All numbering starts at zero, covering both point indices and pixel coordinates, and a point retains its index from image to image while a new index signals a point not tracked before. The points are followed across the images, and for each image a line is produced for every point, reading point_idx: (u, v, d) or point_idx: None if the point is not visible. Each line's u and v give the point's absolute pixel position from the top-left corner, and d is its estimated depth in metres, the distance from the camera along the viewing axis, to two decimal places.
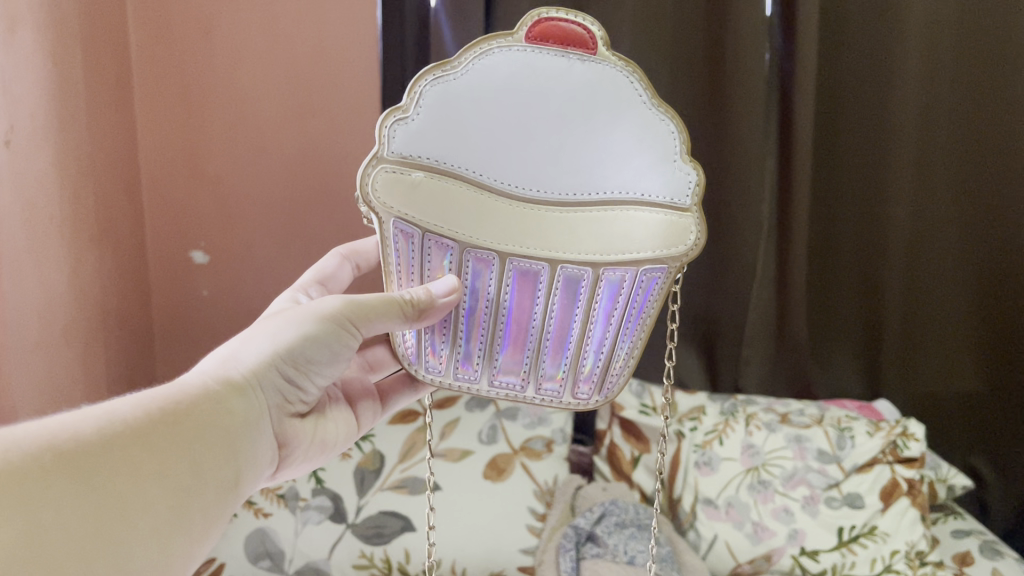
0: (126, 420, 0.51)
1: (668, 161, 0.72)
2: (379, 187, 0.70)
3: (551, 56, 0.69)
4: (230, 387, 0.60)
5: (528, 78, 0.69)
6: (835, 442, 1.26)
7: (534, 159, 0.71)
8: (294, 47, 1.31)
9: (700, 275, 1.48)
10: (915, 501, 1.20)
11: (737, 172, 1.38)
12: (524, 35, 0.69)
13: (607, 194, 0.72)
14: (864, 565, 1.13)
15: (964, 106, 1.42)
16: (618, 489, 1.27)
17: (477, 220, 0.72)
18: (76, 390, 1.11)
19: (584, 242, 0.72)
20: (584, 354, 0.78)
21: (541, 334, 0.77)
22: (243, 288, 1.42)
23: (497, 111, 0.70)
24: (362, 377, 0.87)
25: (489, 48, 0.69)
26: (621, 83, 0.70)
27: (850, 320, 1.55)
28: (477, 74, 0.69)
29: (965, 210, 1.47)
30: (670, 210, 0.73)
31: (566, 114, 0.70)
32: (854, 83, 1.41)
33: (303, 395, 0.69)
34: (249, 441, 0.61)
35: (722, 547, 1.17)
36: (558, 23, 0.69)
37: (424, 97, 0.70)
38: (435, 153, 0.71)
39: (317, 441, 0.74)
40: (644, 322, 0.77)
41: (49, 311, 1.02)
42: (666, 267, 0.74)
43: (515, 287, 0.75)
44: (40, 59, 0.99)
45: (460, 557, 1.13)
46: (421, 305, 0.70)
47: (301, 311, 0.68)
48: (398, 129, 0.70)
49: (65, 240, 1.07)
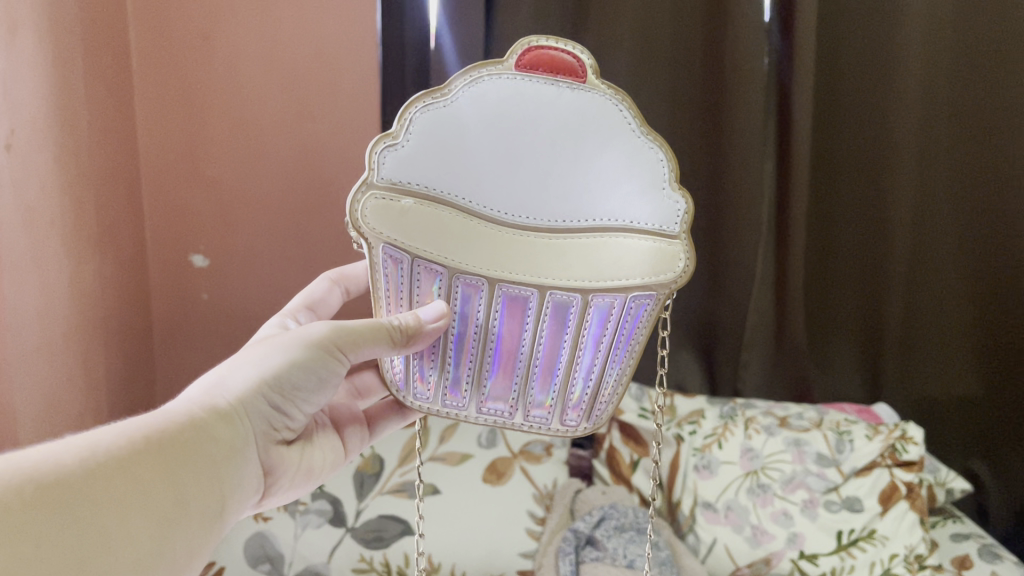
0: (109, 448, 0.51)
1: (656, 188, 0.72)
2: (369, 214, 0.70)
3: (541, 85, 0.69)
4: (216, 414, 0.61)
5: (517, 108, 0.69)
6: (834, 445, 1.25)
7: (523, 187, 0.71)
8: (295, 51, 1.31)
9: (700, 279, 1.49)
10: (915, 504, 1.19)
11: (736, 175, 1.38)
12: (515, 64, 0.69)
13: (597, 221, 0.73)
14: (864, 568, 1.13)
15: (964, 108, 1.42)
16: (619, 492, 1.27)
17: (467, 246, 0.72)
18: (76, 392, 1.11)
19: (573, 268, 0.73)
20: (572, 381, 0.78)
21: (529, 362, 0.77)
22: (243, 291, 1.43)
23: (487, 139, 0.70)
24: (350, 403, 0.87)
25: (479, 75, 0.69)
26: (611, 111, 0.70)
27: (850, 324, 1.55)
28: (467, 101, 0.69)
29: (964, 213, 1.48)
30: (659, 237, 0.73)
31: (555, 143, 0.70)
32: (852, 92, 1.42)
33: (290, 421, 0.69)
34: (233, 469, 0.61)
35: (722, 551, 1.17)
36: (548, 52, 0.69)
37: (414, 124, 0.70)
38: (425, 180, 0.71)
39: (303, 467, 0.74)
40: (632, 350, 0.77)
41: (50, 313, 1.02)
42: (655, 293, 0.74)
43: (504, 314, 0.75)
44: (41, 62, 0.99)
45: (460, 561, 1.13)
46: (409, 331, 0.70)
47: (288, 338, 0.68)
48: (387, 155, 0.70)
49: (66, 243, 1.07)
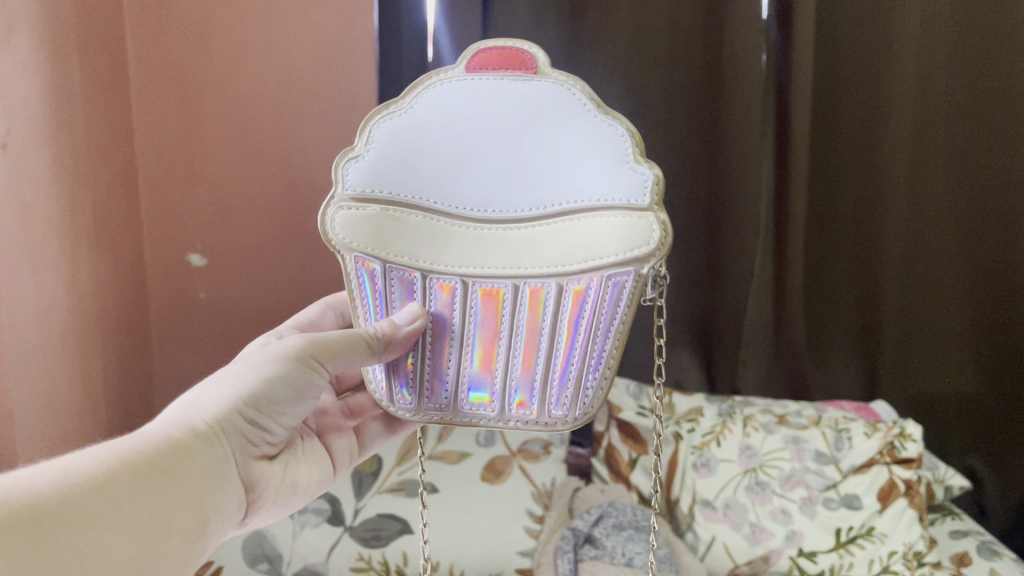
0: (84, 472, 0.51)
1: (621, 163, 0.70)
2: (337, 223, 0.72)
3: (492, 81, 0.71)
4: (192, 435, 0.60)
5: (470, 104, 0.71)
6: (833, 443, 1.25)
7: (486, 182, 0.71)
8: (292, 50, 1.31)
9: (697, 278, 1.48)
10: (913, 502, 1.19)
11: (733, 172, 1.38)
12: (465, 66, 0.72)
13: (564, 203, 0.70)
14: (862, 565, 1.13)
15: (961, 106, 1.42)
16: (615, 492, 1.27)
17: (438, 247, 0.72)
18: (74, 392, 1.11)
19: (544, 255, 0.71)
20: (554, 368, 0.73)
21: (508, 352, 0.74)
22: (241, 290, 1.42)
23: (445, 136, 0.71)
24: (339, 417, 0.85)
25: (433, 82, 0.72)
26: (564, 98, 0.71)
27: (849, 322, 1.55)
28: (423, 105, 0.72)
29: (963, 210, 1.48)
30: (630, 211, 0.70)
31: (511, 132, 0.71)
32: (848, 91, 1.42)
33: (270, 438, 0.69)
34: (212, 488, 0.61)
35: (720, 549, 1.17)
36: (497, 51, 0.72)
37: (374, 134, 0.72)
38: (389, 185, 0.72)
39: (287, 482, 0.73)
40: (614, 332, 0.72)
41: (47, 312, 1.02)
42: (632, 270, 0.70)
43: (479, 306, 0.73)
44: (38, 61, 0.99)
45: (458, 560, 1.13)
46: (387, 337, 0.70)
47: (263, 355, 0.68)
48: (351, 166, 0.72)
49: (63, 241, 1.07)
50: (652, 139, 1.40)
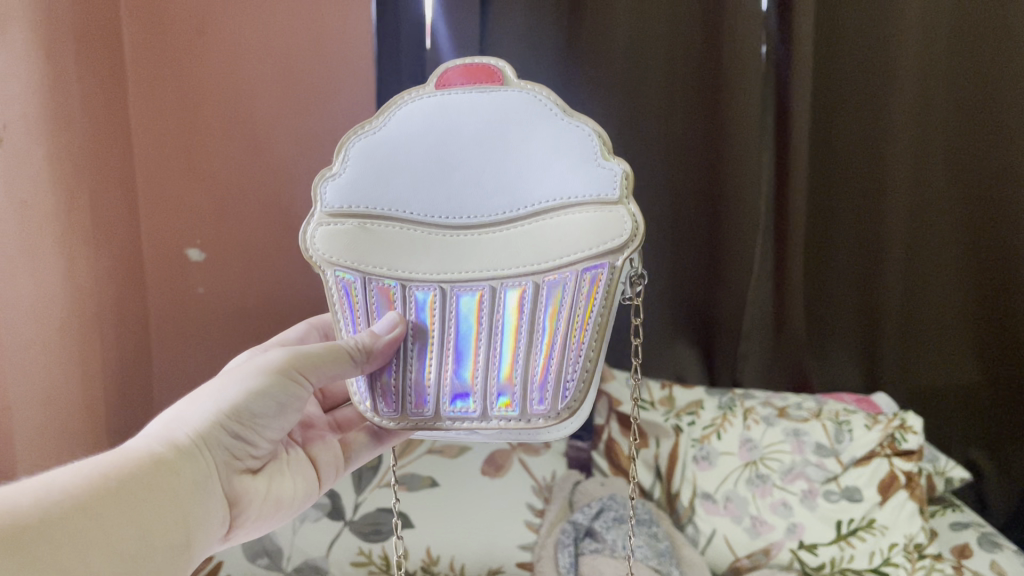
0: (66, 489, 0.51)
1: (590, 160, 0.71)
2: (317, 241, 0.74)
3: (459, 94, 0.74)
4: (176, 450, 0.60)
5: (440, 116, 0.74)
6: (833, 436, 1.25)
7: (459, 189, 0.72)
8: (289, 44, 1.30)
9: (696, 270, 1.48)
10: (913, 494, 1.18)
11: (732, 165, 1.38)
12: (433, 86, 0.75)
13: (539, 204, 0.71)
14: (863, 557, 1.13)
15: (961, 97, 1.41)
16: (616, 483, 1.26)
17: (415, 255, 0.72)
18: (71, 389, 1.10)
19: (520, 256, 0.71)
20: (535, 365, 0.71)
21: (488, 351, 0.72)
22: (239, 285, 1.42)
23: (418, 148, 0.73)
24: (324, 430, 0.85)
25: (404, 101, 0.76)
26: (529, 104, 0.73)
27: (849, 315, 1.54)
28: (395, 123, 0.75)
29: (962, 203, 1.47)
30: (601, 205, 0.70)
31: (481, 139, 0.72)
32: (847, 82, 1.42)
33: (254, 451, 0.69)
34: (197, 502, 0.60)
35: (721, 542, 1.16)
36: (463, 70, 0.75)
37: (350, 154, 0.75)
38: (366, 201, 0.74)
39: (270, 498, 0.72)
40: (593, 326, 0.70)
41: (44, 308, 1.02)
42: (608, 262, 0.69)
43: (459, 307, 0.72)
44: (34, 56, 0.99)
45: (459, 555, 1.11)
46: (367, 349, 0.70)
47: (245, 369, 0.68)
48: (329, 187, 0.75)
49: (60, 237, 1.06)
50: (650, 132, 1.40)
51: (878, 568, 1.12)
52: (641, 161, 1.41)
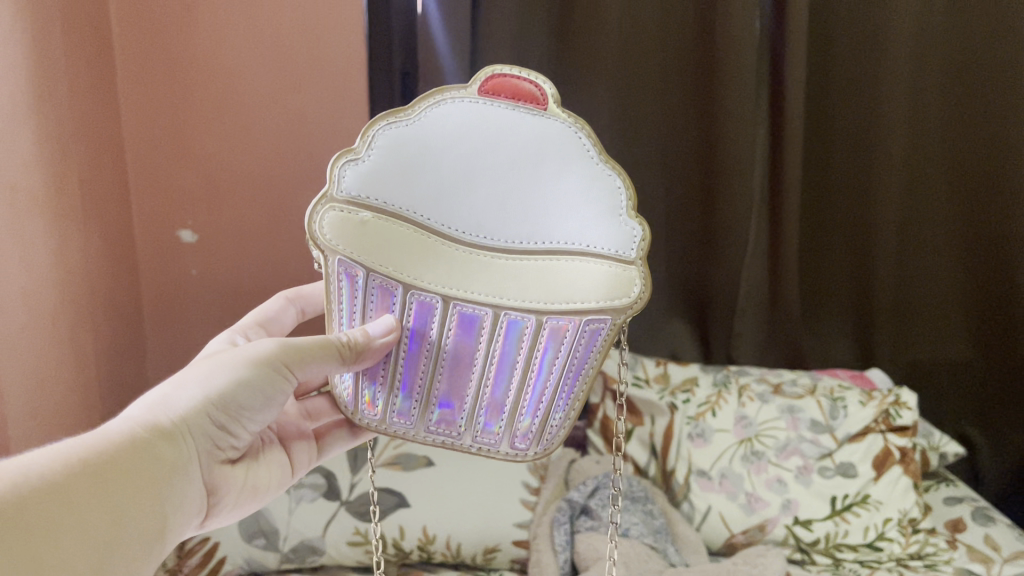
0: (43, 472, 0.51)
1: (614, 215, 0.69)
2: (327, 228, 0.68)
3: (502, 112, 0.68)
4: (158, 432, 0.60)
5: (477, 133, 0.68)
6: (828, 412, 1.24)
7: (478, 210, 0.69)
8: (278, 22, 1.28)
9: (690, 246, 1.49)
10: (908, 469, 1.21)
11: (726, 140, 1.36)
12: (477, 90, 0.68)
13: (553, 243, 0.70)
14: (858, 532, 1.15)
15: (955, 71, 1.41)
16: (611, 461, 1.27)
17: (423, 264, 0.69)
18: (65, 372, 1.10)
19: (528, 289, 0.69)
20: (523, 405, 0.73)
21: (480, 380, 0.73)
22: (232, 266, 1.41)
23: (447, 161, 0.68)
24: (299, 421, 0.84)
25: (443, 98, 0.68)
26: (570, 140, 0.68)
27: (843, 291, 1.54)
28: (428, 122, 0.68)
29: (957, 177, 1.47)
30: (614, 262, 0.70)
31: (513, 166, 0.68)
32: (842, 55, 1.41)
33: (235, 441, 0.69)
34: (174, 488, 0.60)
35: (716, 519, 1.17)
36: (512, 80, 0.68)
37: (375, 142, 0.68)
38: (383, 195, 0.68)
39: (248, 486, 0.73)
40: (585, 375, 0.73)
41: (34, 291, 1.01)
42: (610, 319, 0.70)
43: (457, 334, 0.71)
44: (18, 35, 0.97)
45: (455, 533, 1.13)
46: (358, 347, 0.68)
47: (234, 356, 0.68)
48: (348, 169, 0.68)
49: (50, 220, 1.05)
50: (645, 106, 1.39)
51: (872, 542, 1.15)
52: (636, 135, 1.40)
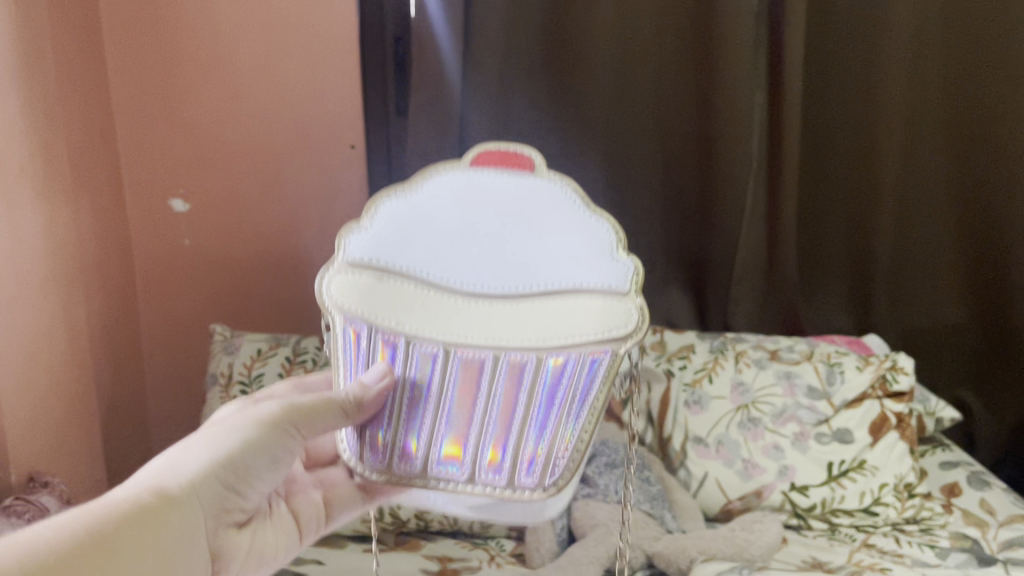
0: (47, 545, 0.51)
1: (607, 256, 0.69)
2: (327, 289, 0.69)
3: (492, 175, 0.71)
4: (163, 498, 0.59)
5: (469, 192, 0.70)
6: (824, 377, 1.24)
7: (475, 262, 0.69)
8: None
9: (687, 211, 1.47)
10: (904, 435, 1.20)
11: (721, 105, 1.35)
12: (468, 161, 0.72)
13: (552, 287, 0.68)
14: (853, 498, 1.16)
15: (953, 33, 1.40)
16: (607, 429, 1.24)
17: (422, 315, 0.69)
18: (58, 345, 1.09)
19: (529, 332, 0.68)
20: (526, 441, 0.69)
21: (483, 416, 0.69)
22: (224, 236, 1.41)
23: (442, 218, 0.70)
24: (310, 487, 0.79)
25: (434, 172, 0.72)
26: (559, 196, 0.71)
27: (841, 258, 1.54)
28: (422, 192, 0.71)
29: (956, 142, 1.46)
30: (611, 295, 0.68)
31: (506, 219, 0.69)
32: (841, 17, 1.39)
33: (242, 504, 0.66)
34: (181, 557, 0.59)
35: (712, 485, 1.18)
36: (499, 151, 0.72)
37: (374, 215, 0.71)
38: (381, 256, 0.70)
39: (254, 555, 0.69)
40: (591, 405, 0.68)
41: (23, 263, 0.99)
42: (612, 349, 0.67)
43: (459, 375, 0.69)
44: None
45: None
46: (361, 401, 0.68)
47: (239, 419, 0.67)
48: (347, 240, 0.71)
49: (37, 189, 1.03)
50: (641, 70, 1.38)
51: (868, 507, 1.16)
52: (631, 102, 1.39)
